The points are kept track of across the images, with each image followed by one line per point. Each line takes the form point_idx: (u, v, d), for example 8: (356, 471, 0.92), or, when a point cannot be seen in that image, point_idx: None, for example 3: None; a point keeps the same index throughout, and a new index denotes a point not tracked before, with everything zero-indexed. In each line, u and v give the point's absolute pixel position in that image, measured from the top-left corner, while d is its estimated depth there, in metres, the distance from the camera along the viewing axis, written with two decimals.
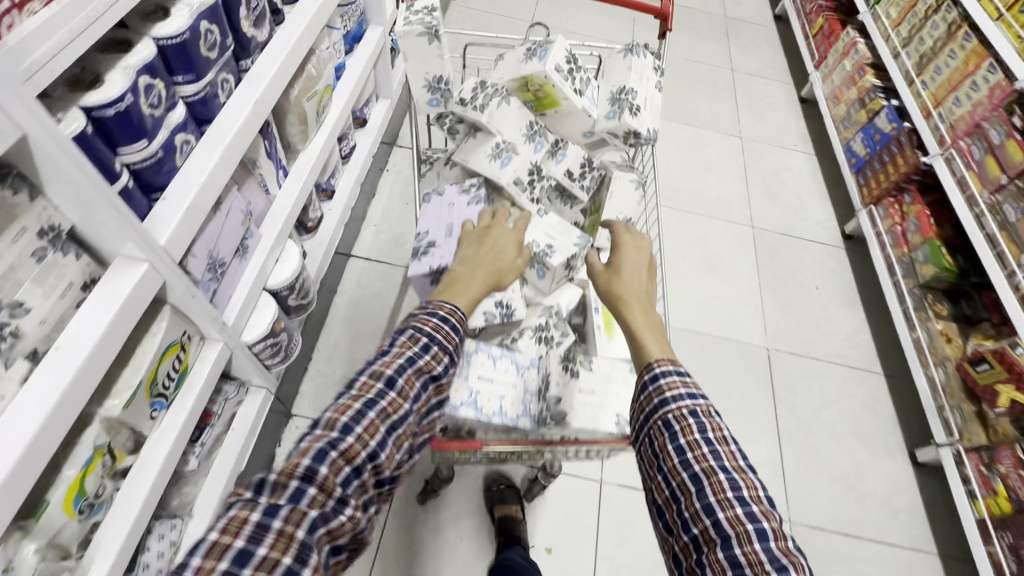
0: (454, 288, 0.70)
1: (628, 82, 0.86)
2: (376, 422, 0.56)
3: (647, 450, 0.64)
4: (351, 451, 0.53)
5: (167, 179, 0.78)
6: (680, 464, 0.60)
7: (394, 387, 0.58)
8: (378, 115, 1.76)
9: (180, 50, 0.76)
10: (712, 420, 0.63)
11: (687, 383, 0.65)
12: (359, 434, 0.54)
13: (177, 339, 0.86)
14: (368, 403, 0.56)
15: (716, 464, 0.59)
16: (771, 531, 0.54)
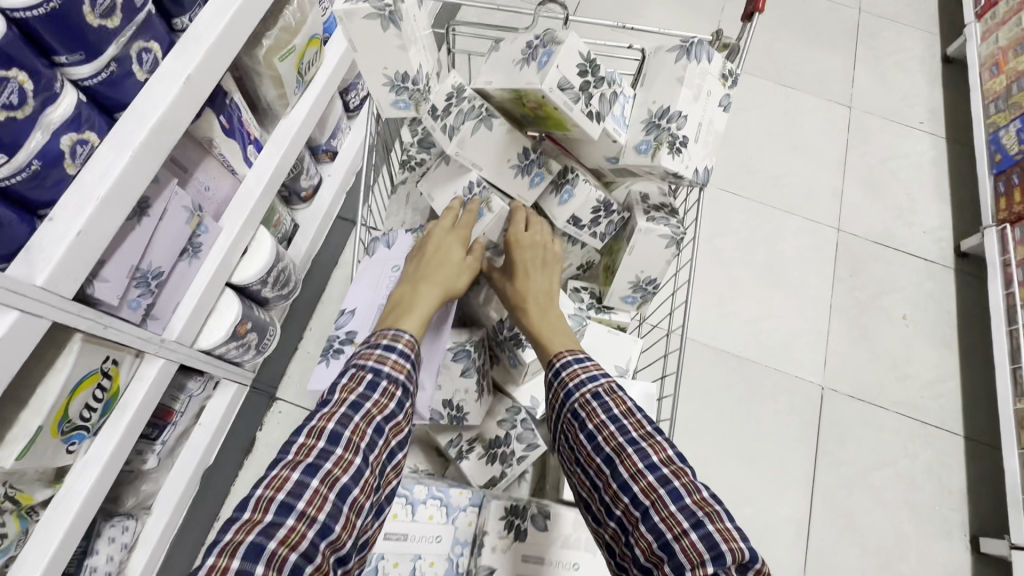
0: (400, 312, 0.64)
1: (675, 100, 0.59)
2: (323, 492, 0.51)
3: (565, 445, 0.64)
4: (293, 535, 0.49)
5: (56, 192, 0.62)
6: (593, 451, 0.60)
7: (339, 443, 0.54)
8: None
9: (51, 23, 0.57)
10: (612, 394, 0.62)
11: (586, 367, 0.64)
12: (300, 513, 0.50)
13: (99, 367, 0.75)
14: (306, 472, 0.52)
15: (625, 441, 0.58)
16: (685, 490, 0.55)
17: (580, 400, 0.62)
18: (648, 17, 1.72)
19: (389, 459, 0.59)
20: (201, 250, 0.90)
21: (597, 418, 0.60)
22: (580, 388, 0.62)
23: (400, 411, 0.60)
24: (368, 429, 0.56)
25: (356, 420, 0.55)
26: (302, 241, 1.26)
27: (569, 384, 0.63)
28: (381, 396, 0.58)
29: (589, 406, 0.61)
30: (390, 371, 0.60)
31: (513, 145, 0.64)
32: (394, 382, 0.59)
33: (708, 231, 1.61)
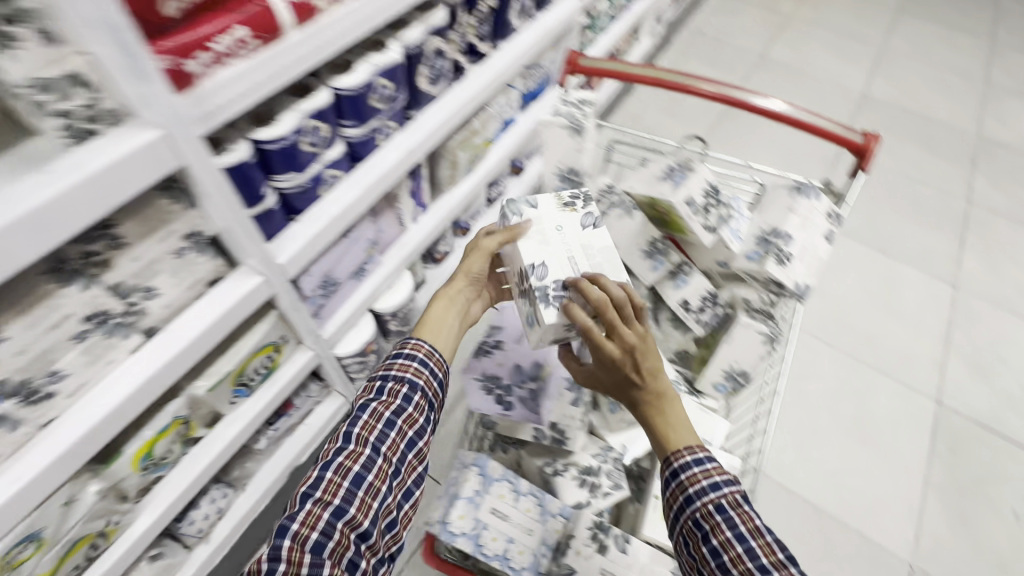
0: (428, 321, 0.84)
1: (783, 225, 0.74)
2: (336, 482, 0.66)
3: (686, 550, 0.67)
4: (311, 516, 0.63)
5: (307, 205, 0.87)
6: (718, 567, 0.61)
7: (350, 440, 0.69)
8: (536, 168, 1.80)
9: (354, 101, 0.84)
10: (737, 510, 0.63)
11: (707, 474, 0.67)
12: (316, 499, 0.64)
13: (274, 340, 0.94)
14: (323, 468, 0.67)
15: (753, 566, 0.59)
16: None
17: (706, 512, 0.65)
18: None
19: (406, 449, 0.73)
20: (365, 273, 1.13)
21: (722, 534, 0.62)
22: (704, 500, 0.65)
23: (408, 406, 0.74)
24: (374, 425, 0.71)
25: (364, 419, 0.71)
26: (426, 293, 1.47)
27: (691, 491, 0.67)
28: (382, 399, 0.74)
29: (713, 518, 0.64)
30: (395, 374, 0.76)
31: (644, 234, 0.79)
32: (397, 382, 0.75)
33: (796, 371, 1.63)
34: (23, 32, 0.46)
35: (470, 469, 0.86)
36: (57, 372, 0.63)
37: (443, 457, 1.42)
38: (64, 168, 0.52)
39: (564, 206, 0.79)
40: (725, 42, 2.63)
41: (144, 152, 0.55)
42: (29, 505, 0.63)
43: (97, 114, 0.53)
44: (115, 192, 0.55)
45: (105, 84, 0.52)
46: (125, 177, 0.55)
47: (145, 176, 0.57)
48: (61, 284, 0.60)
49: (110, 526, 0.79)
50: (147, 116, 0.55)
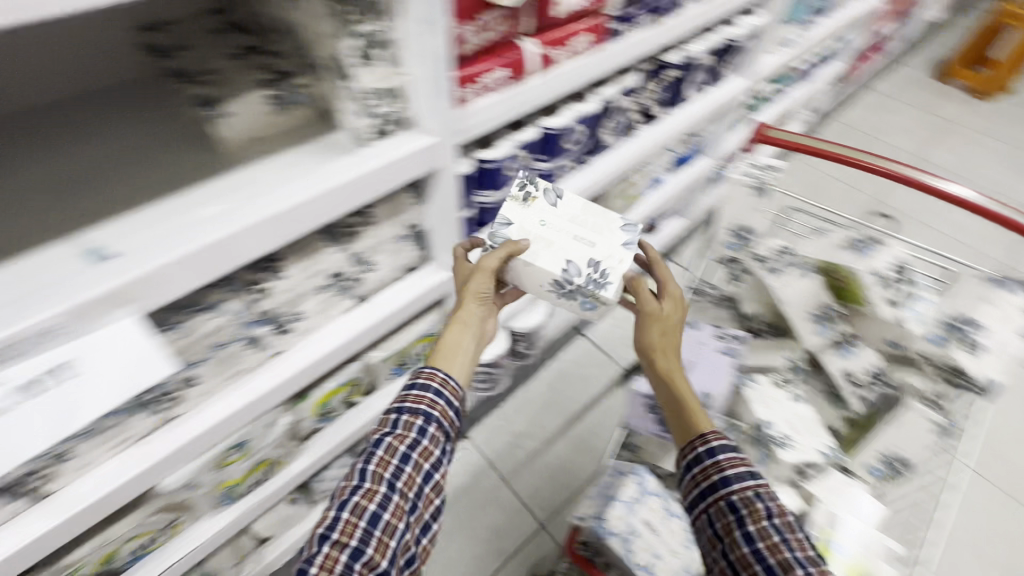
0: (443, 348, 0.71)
1: (975, 313, 0.73)
2: (353, 522, 0.58)
3: (710, 529, 0.63)
4: (327, 561, 0.56)
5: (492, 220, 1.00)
6: (750, 554, 0.57)
7: (364, 477, 0.61)
8: (669, 229, 1.85)
9: (554, 139, 0.97)
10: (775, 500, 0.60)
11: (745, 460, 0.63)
12: (332, 543, 0.57)
13: (433, 332, 1.05)
14: (339, 508, 0.59)
15: (792, 558, 0.55)
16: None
17: (744, 498, 0.60)
18: None
19: (426, 481, 0.63)
20: None
21: (759, 522, 0.58)
22: (744, 487, 0.61)
23: (425, 437, 0.64)
24: (390, 460, 0.62)
25: (379, 454, 0.62)
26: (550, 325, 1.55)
27: (727, 473, 0.62)
28: (399, 432, 0.64)
29: (751, 506, 0.60)
30: (410, 407, 0.65)
31: (817, 299, 0.80)
32: (414, 412, 0.65)
33: None
34: (382, 55, 0.61)
35: (627, 476, 0.87)
36: (299, 314, 0.77)
37: (538, 484, 1.44)
38: (354, 161, 0.66)
39: (519, 203, 0.81)
40: (878, 138, 2.56)
41: (410, 156, 0.69)
42: (250, 417, 0.77)
43: (396, 118, 0.68)
44: (378, 184, 0.68)
45: (410, 96, 0.67)
46: (388, 174, 0.68)
47: (401, 176, 0.70)
48: (324, 243, 0.75)
49: (280, 457, 0.92)
50: (428, 125, 0.70)
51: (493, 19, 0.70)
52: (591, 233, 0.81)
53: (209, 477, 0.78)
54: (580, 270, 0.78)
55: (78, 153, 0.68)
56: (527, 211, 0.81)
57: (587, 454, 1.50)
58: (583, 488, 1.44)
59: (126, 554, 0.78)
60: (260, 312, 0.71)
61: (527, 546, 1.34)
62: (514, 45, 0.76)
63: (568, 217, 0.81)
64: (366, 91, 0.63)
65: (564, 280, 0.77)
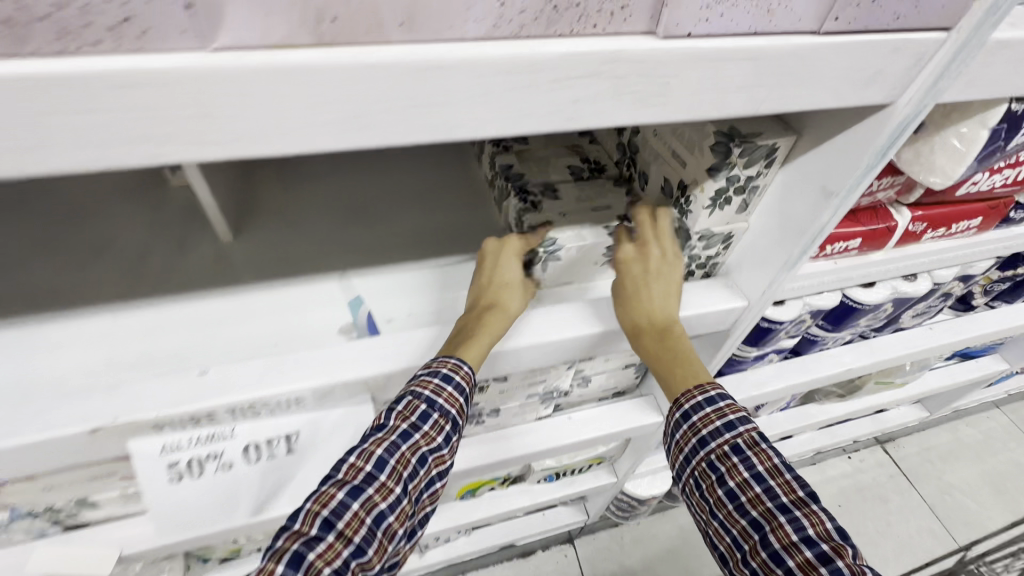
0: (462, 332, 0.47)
1: None
2: (360, 517, 0.40)
3: (691, 495, 0.48)
4: (327, 553, 0.38)
5: (729, 370, 0.82)
6: (734, 512, 0.44)
7: (382, 470, 0.42)
8: (900, 416, 1.46)
9: (853, 313, 0.75)
10: (755, 449, 0.45)
11: (722, 410, 0.47)
12: (339, 532, 0.39)
13: (603, 455, 0.91)
14: (350, 493, 0.40)
15: (772, 505, 0.42)
16: (853, 570, 0.37)
17: (720, 453, 0.46)
18: None
19: (429, 488, 0.47)
20: None
21: (739, 476, 0.44)
22: (720, 441, 0.46)
23: (445, 446, 0.47)
24: (410, 459, 0.44)
25: (402, 449, 0.43)
26: None
27: (702, 430, 0.47)
28: (428, 430, 0.45)
29: (729, 461, 0.45)
30: (445, 405, 0.45)
31: None
32: (445, 417, 0.46)
33: None
34: (735, 201, 0.49)
35: None
36: (496, 410, 0.68)
37: None
38: None
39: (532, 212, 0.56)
40: None
41: (703, 319, 0.54)
42: None
43: (705, 263, 0.56)
44: None
45: (736, 244, 0.54)
46: None
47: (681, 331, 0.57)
48: None
49: None
50: (740, 284, 0.55)
51: (885, 184, 0.53)
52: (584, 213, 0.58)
53: None
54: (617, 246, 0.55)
55: (374, 187, 0.67)
56: (542, 216, 0.56)
57: None
58: None
59: (249, 550, 0.78)
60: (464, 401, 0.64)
61: None
62: (885, 213, 0.58)
63: (575, 201, 0.58)
64: (695, 229, 0.51)
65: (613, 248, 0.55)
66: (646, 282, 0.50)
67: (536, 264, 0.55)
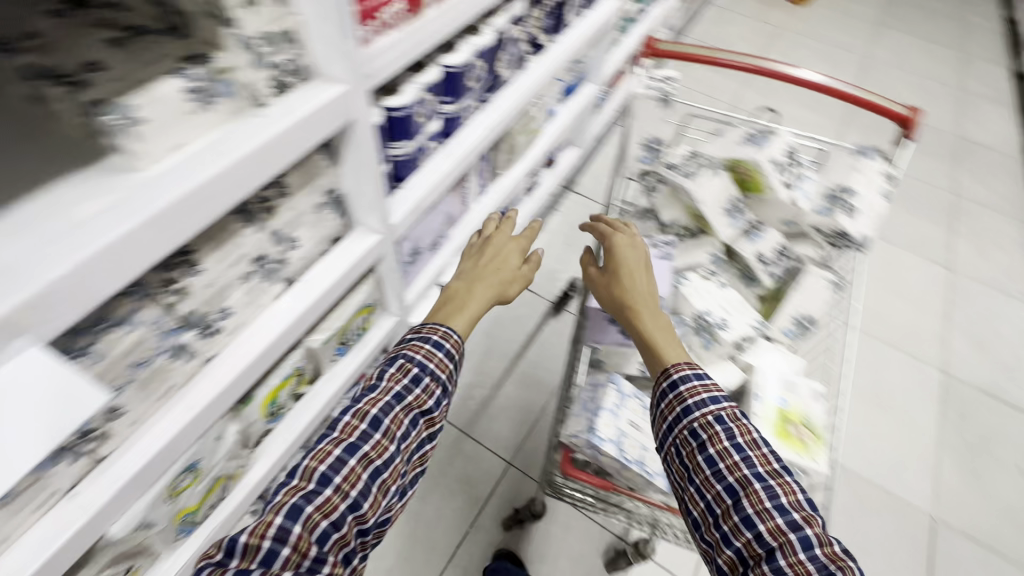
0: (453, 310, 0.89)
1: (849, 181, 0.85)
2: (356, 472, 0.66)
3: (676, 461, 0.68)
4: (327, 505, 0.63)
5: (410, 172, 0.95)
6: (714, 476, 0.63)
7: (378, 430, 0.69)
8: (566, 160, 1.91)
9: (457, 78, 0.93)
10: (737, 424, 0.65)
11: (707, 387, 0.68)
12: (336, 485, 0.64)
13: (369, 303, 1.02)
14: (348, 451, 0.66)
15: (750, 475, 0.61)
16: (816, 538, 0.56)
17: (703, 424, 0.66)
18: None
19: (417, 447, 0.75)
20: (437, 247, 1.21)
21: (719, 445, 0.64)
22: (704, 412, 0.66)
23: (435, 409, 0.77)
24: (402, 421, 0.72)
25: (395, 412, 0.71)
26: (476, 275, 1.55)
27: (689, 402, 0.67)
28: (420, 392, 0.75)
29: (710, 431, 0.65)
30: (432, 369, 0.78)
31: (725, 196, 0.89)
32: (435, 380, 0.77)
33: None
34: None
35: (606, 386, 0.79)
36: (226, 310, 0.69)
37: (500, 425, 1.48)
38: (270, 114, 0.60)
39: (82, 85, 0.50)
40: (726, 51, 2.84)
41: (320, 112, 0.63)
42: (196, 435, 0.69)
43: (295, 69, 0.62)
44: (282, 154, 0.61)
45: (306, 41, 0.61)
46: (302, 133, 0.63)
47: (314, 134, 0.65)
48: (243, 224, 0.66)
49: (235, 469, 0.84)
50: (334, 72, 0.63)
51: None
52: (141, 66, 0.54)
53: (164, 509, 0.70)
54: (205, 86, 0.55)
55: None
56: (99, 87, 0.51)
57: (538, 388, 1.55)
58: (543, 416, 1.50)
59: None
60: (181, 316, 0.62)
61: (501, 483, 1.39)
62: None
63: (128, 61, 0.54)
64: (253, 36, 0.57)
65: (200, 87, 0.55)
66: (630, 270, 0.81)
67: (116, 136, 0.50)
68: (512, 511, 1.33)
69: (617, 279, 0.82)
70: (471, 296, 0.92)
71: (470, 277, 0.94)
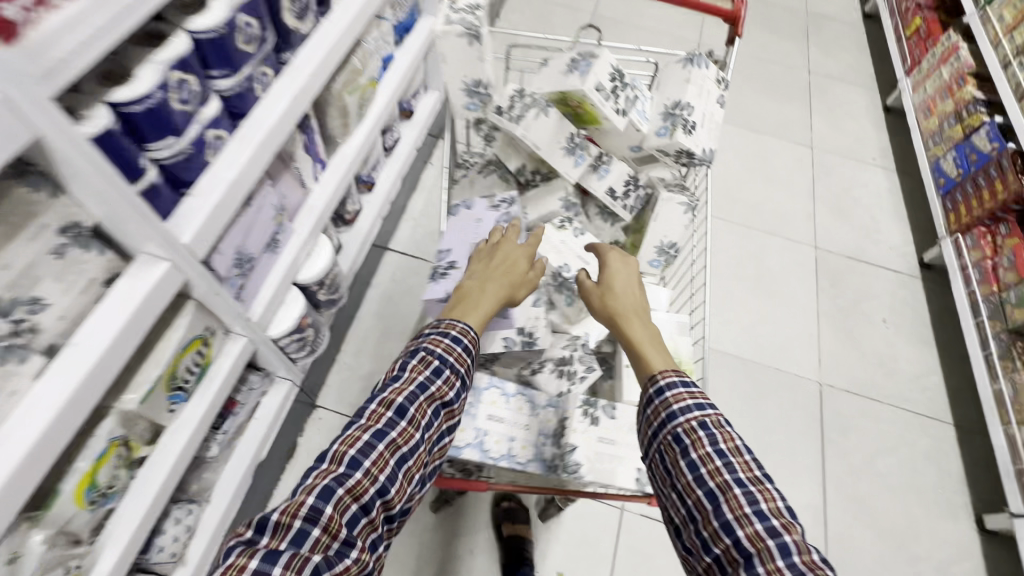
0: (466, 306, 0.74)
1: (684, 96, 0.78)
2: (383, 457, 0.60)
3: (661, 468, 0.66)
4: (358, 487, 0.58)
5: (197, 173, 0.77)
6: (695, 482, 0.62)
7: (404, 418, 0.63)
8: (425, 107, 1.73)
9: (217, 44, 0.74)
10: (721, 432, 0.64)
11: (691, 394, 0.67)
12: (366, 470, 0.59)
13: (200, 333, 0.86)
14: (375, 436, 0.61)
15: (731, 480, 0.60)
16: (794, 545, 0.54)
17: (687, 430, 0.64)
18: None
19: (440, 439, 0.68)
20: (279, 245, 1.04)
21: (703, 451, 0.62)
22: (687, 419, 0.65)
23: (456, 401, 0.69)
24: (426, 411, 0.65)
25: (420, 400, 0.64)
26: (346, 258, 1.40)
27: (674, 409, 0.66)
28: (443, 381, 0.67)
29: (694, 436, 0.64)
30: (452, 362, 0.69)
31: (561, 133, 0.79)
32: (455, 372, 0.69)
33: None
34: None
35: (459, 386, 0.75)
36: None
37: None
38: None
39: None
40: None
41: None
42: None
43: None
44: None
45: None
46: None
47: None
48: None
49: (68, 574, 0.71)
50: None
51: None
52: None
53: None
54: None
55: None
56: None
57: None
58: None
59: None
60: None
61: None
62: None
63: None
64: None
65: None
66: (617, 281, 0.77)
67: None
68: (438, 492, 1.30)
69: (607, 293, 0.78)
70: (486, 292, 0.75)
71: (485, 269, 0.77)
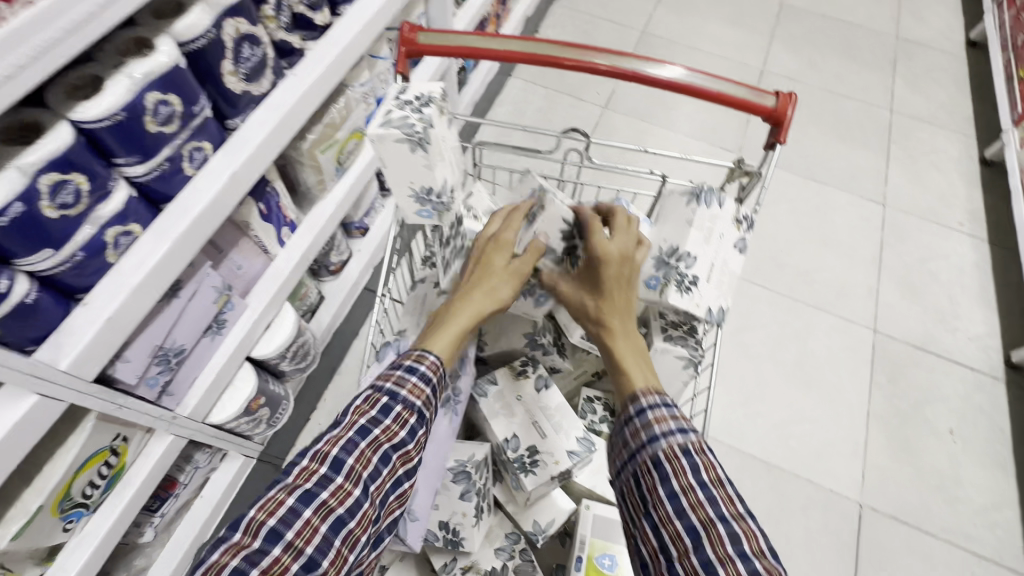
0: (433, 332, 0.68)
1: (682, 242, 0.70)
2: (314, 524, 0.51)
3: (637, 493, 0.57)
4: (275, 567, 0.48)
5: (95, 278, 0.65)
6: (674, 514, 0.52)
7: (339, 472, 0.54)
8: None
9: (116, 132, 0.62)
10: (702, 457, 0.55)
11: (675, 416, 0.58)
12: (287, 544, 0.49)
13: (108, 443, 0.75)
14: (302, 499, 0.52)
15: (714, 514, 0.51)
16: None
17: (669, 453, 0.55)
18: (673, 131, 1.87)
19: (392, 490, 0.59)
20: (225, 325, 0.92)
21: (683, 478, 0.54)
22: (669, 441, 0.56)
23: (410, 441, 0.60)
24: (371, 457, 0.56)
25: (360, 449, 0.56)
26: (326, 313, 1.29)
27: (655, 431, 0.57)
28: (391, 422, 0.59)
29: (675, 461, 0.55)
30: (406, 395, 0.61)
31: None
32: (407, 408, 0.60)
33: (735, 324, 1.57)
34: None
35: None
36: None
37: None
38: None
39: None
40: None
41: None
42: None
43: None
44: None
45: None
46: None
47: None
48: None
49: None
50: None
51: None
52: None
53: None
54: None
55: None
56: None
57: None
58: None
59: None
60: None
61: None
62: None
63: None
64: None
65: None
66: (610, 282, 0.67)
67: None
68: None
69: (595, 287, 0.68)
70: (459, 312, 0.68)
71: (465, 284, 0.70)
